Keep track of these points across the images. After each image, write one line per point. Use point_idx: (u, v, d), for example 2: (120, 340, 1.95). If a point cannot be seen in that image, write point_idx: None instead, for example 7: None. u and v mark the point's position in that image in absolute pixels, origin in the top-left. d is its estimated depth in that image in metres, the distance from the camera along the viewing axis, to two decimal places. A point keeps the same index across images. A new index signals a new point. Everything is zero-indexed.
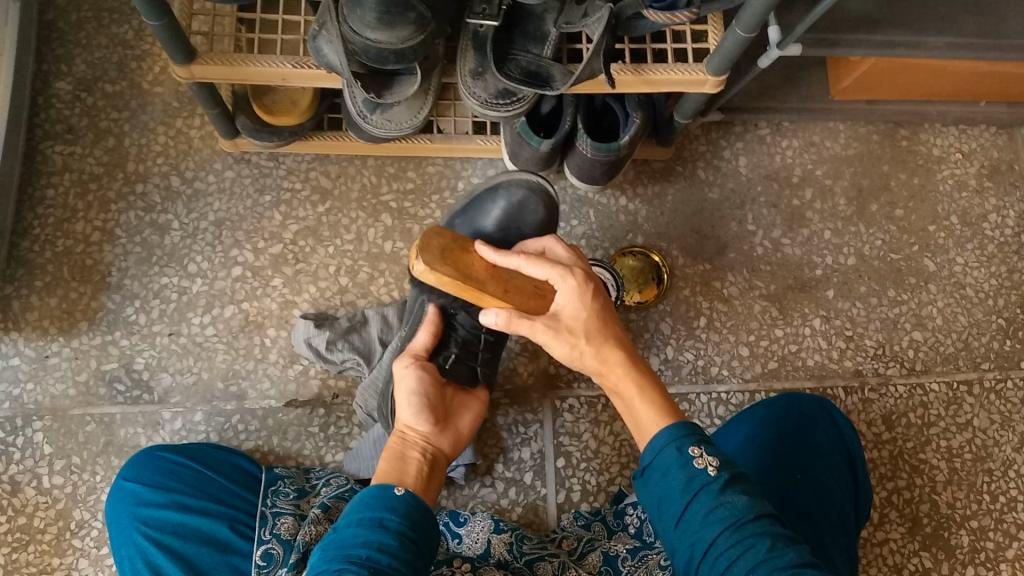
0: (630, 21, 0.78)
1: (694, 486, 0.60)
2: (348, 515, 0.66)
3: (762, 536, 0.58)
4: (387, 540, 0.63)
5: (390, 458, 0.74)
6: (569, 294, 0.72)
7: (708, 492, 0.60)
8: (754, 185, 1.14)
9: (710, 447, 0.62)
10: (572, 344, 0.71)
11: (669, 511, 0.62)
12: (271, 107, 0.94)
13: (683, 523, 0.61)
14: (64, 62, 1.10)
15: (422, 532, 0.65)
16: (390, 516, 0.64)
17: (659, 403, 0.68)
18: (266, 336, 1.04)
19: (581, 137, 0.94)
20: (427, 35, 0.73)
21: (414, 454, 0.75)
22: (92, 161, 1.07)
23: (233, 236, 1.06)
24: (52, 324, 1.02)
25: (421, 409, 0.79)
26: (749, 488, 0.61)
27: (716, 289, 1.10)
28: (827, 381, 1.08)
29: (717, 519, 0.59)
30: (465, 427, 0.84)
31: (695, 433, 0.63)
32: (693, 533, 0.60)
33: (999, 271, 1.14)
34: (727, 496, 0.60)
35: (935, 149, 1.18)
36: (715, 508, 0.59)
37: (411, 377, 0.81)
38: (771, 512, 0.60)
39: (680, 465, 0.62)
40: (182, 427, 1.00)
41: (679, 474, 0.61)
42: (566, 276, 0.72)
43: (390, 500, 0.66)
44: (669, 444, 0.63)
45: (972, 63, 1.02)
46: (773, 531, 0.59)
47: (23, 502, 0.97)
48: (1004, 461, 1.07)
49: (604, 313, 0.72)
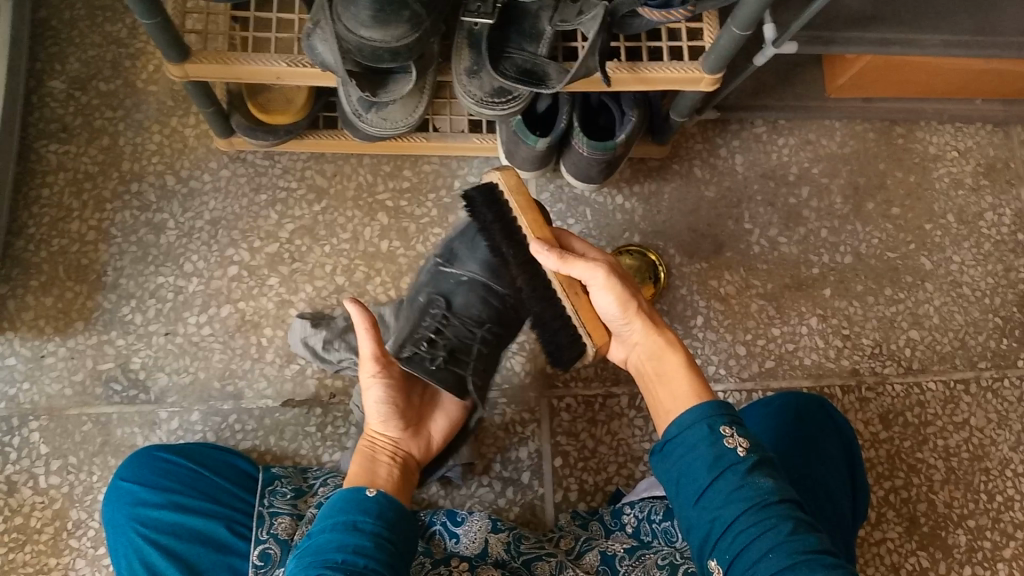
0: (625, 19, 0.78)
1: (721, 464, 0.61)
2: (324, 519, 0.66)
3: (783, 518, 0.58)
4: (361, 542, 0.63)
5: (359, 462, 0.75)
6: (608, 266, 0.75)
7: (735, 471, 0.60)
8: (751, 184, 1.14)
9: (741, 429, 0.62)
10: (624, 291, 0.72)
11: (691, 486, 0.62)
12: (266, 105, 0.95)
13: (704, 498, 0.61)
14: (59, 61, 1.10)
15: (398, 532, 0.65)
16: (364, 519, 0.65)
17: (694, 371, 0.70)
18: (263, 335, 1.04)
19: (577, 136, 0.94)
20: (422, 33, 0.73)
21: (385, 458, 0.76)
22: (88, 161, 1.07)
23: (229, 236, 1.06)
24: (48, 324, 1.02)
25: (392, 416, 0.78)
26: (774, 471, 0.62)
27: (713, 288, 1.10)
28: (824, 379, 1.08)
29: (743, 498, 0.59)
30: (439, 431, 0.84)
31: (728, 412, 0.63)
32: (714, 510, 0.60)
33: (996, 269, 1.14)
34: (753, 477, 0.60)
35: (931, 147, 1.18)
36: (741, 487, 0.59)
37: (379, 383, 0.76)
38: (793, 496, 0.61)
39: (710, 442, 0.62)
40: (178, 427, 1.00)
41: (708, 450, 0.61)
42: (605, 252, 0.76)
43: (363, 502, 0.66)
44: (701, 420, 0.63)
45: (966, 61, 1.02)
46: (795, 515, 0.59)
47: (20, 502, 0.97)
48: (1002, 460, 1.07)
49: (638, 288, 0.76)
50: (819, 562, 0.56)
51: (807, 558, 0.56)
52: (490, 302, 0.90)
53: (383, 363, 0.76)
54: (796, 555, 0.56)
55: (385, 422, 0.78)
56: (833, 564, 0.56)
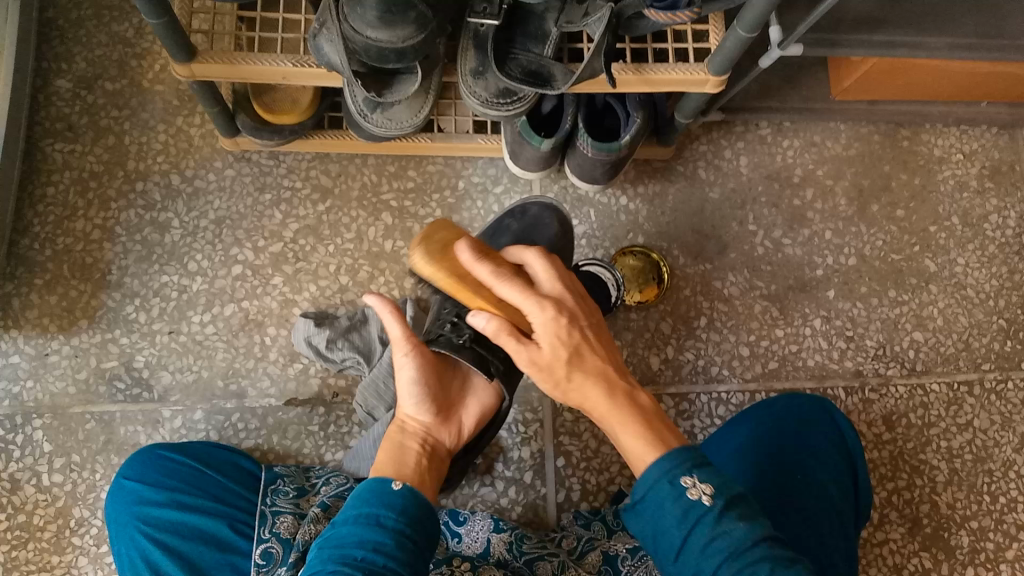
0: (631, 21, 0.77)
1: (689, 519, 0.57)
2: (348, 509, 0.65)
3: (762, 561, 0.55)
4: (383, 539, 0.62)
5: (388, 450, 0.73)
6: (545, 329, 0.65)
7: (704, 523, 0.57)
8: (755, 185, 1.13)
9: (704, 474, 0.59)
10: (551, 374, 0.65)
11: (667, 544, 0.59)
12: (272, 106, 0.94)
13: (683, 556, 0.58)
14: (64, 60, 1.10)
15: (420, 531, 0.65)
16: (387, 514, 0.64)
17: (647, 430, 0.63)
18: (267, 334, 1.04)
19: (582, 137, 0.94)
20: (427, 34, 0.73)
21: (414, 445, 0.74)
22: (92, 159, 1.07)
23: (234, 234, 1.06)
24: (52, 323, 1.02)
25: (424, 401, 0.76)
26: (747, 509, 0.59)
27: (716, 289, 1.10)
28: (827, 381, 1.08)
29: (717, 549, 0.56)
30: (470, 419, 0.81)
31: (688, 460, 0.60)
32: (694, 564, 0.57)
33: (1000, 272, 1.14)
34: (724, 524, 0.57)
35: (936, 149, 1.18)
36: (714, 538, 0.57)
37: (412, 364, 0.75)
38: (771, 533, 0.58)
39: (674, 497, 0.58)
40: (182, 426, 1.00)
41: (673, 508, 0.58)
42: (542, 308, 0.65)
43: (388, 497, 0.65)
44: (661, 477, 0.59)
45: (972, 64, 1.02)
46: (773, 555, 0.56)
47: (23, 499, 0.97)
48: (1005, 462, 1.07)
49: (585, 340, 0.66)
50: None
51: None
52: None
53: (412, 342, 0.75)
54: None
55: (417, 406, 0.77)
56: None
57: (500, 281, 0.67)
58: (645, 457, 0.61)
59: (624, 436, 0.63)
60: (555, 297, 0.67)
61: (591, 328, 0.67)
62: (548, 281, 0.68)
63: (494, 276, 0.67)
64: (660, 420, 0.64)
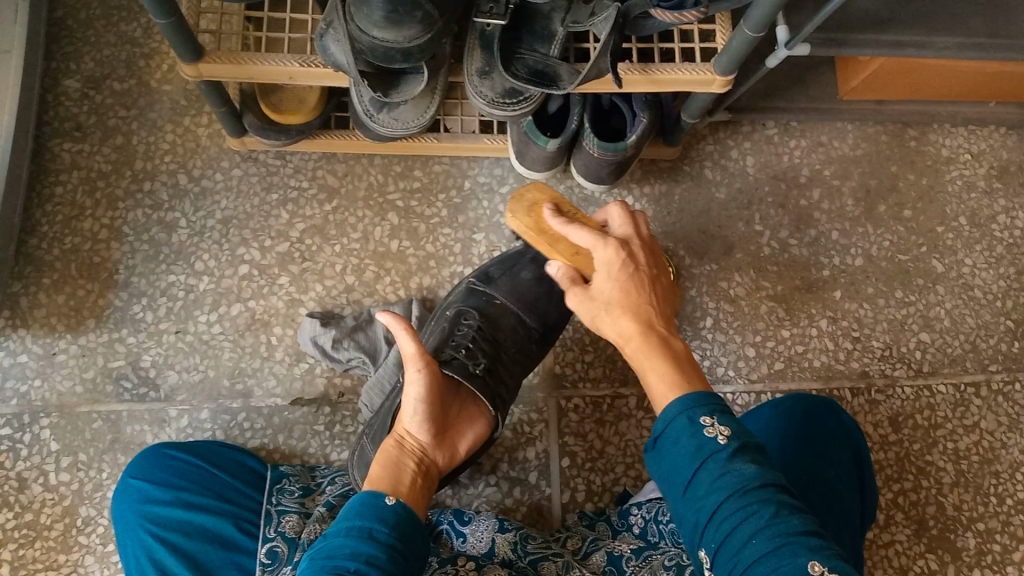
0: (638, 21, 0.77)
1: (702, 453, 0.57)
2: (339, 523, 0.65)
3: (767, 502, 0.55)
4: (375, 552, 0.62)
5: (384, 465, 0.72)
6: (602, 266, 0.69)
7: (716, 460, 0.57)
8: (762, 185, 1.13)
9: (725, 416, 0.59)
10: (599, 312, 0.69)
11: (678, 479, 0.59)
12: (279, 106, 0.96)
13: (691, 490, 0.58)
14: (74, 60, 1.10)
15: (411, 545, 0.65)
16: (380, 528, 0.64)
17: (672, 370, 0.63)
18: (273, 334, 1.04)
19: (587, 137, 0.94)
20: (434, 34, 0.73)
21: (410, 465, 0.74)
22: (100, 158, 1.07)
23: (240, 234, 1.06)
24: (60, 322, 1.02)
25: (425, 420, 0.76)
26: (761, 458, 0.58)
27: (723, 289, 1.09)
28: (834, 382, 1.08)
29: (724, 485, 0.56)
30: (462, 445, 0.82)
31: (710, 401, 0.60)
32: (700, 500, 0.57)
33: (1007, 272, 1.14)
34: (735, 465, 0.56)
35: (944, 149, 1.17)
36: (722, 476, 0.56)
37: (421, 382, 0.74)
38: (780, 482, 0.57)
39: (691, 431, 0.58)
40: (188, 425, 1.00)
41: (690, 441, 0.58)
42: (601, 246, 0.70)
43: (380, 511, 0.65)
44: (681, 410, 0.59)
45: (980, 64, 1.01)
46: (780, 499, 0.55)
47: (30, 498, 0.97)
48: (1012, 463, 1.07)
49: (637, 279, 0.69)
50: (805, 544, 0.52)
51: (793, 540, 0.53)
52: (515, 326, 0.95)
53: (427, 361, 0.74)
54: (781, 538, 0.53)
55: (416, 424, 0.77)
56: (819, 545, 0.52)
57: (573, 230, 0.73)
58: (666, 396, 0.62)
59: (650, 376, 0.64)
60: (620, 239, 0.70)
61: (646, 275, 0.69)
62: (617, 224, 0.73)
63: (567, 225, 0.74)
64: (690, 358, 0.66)
